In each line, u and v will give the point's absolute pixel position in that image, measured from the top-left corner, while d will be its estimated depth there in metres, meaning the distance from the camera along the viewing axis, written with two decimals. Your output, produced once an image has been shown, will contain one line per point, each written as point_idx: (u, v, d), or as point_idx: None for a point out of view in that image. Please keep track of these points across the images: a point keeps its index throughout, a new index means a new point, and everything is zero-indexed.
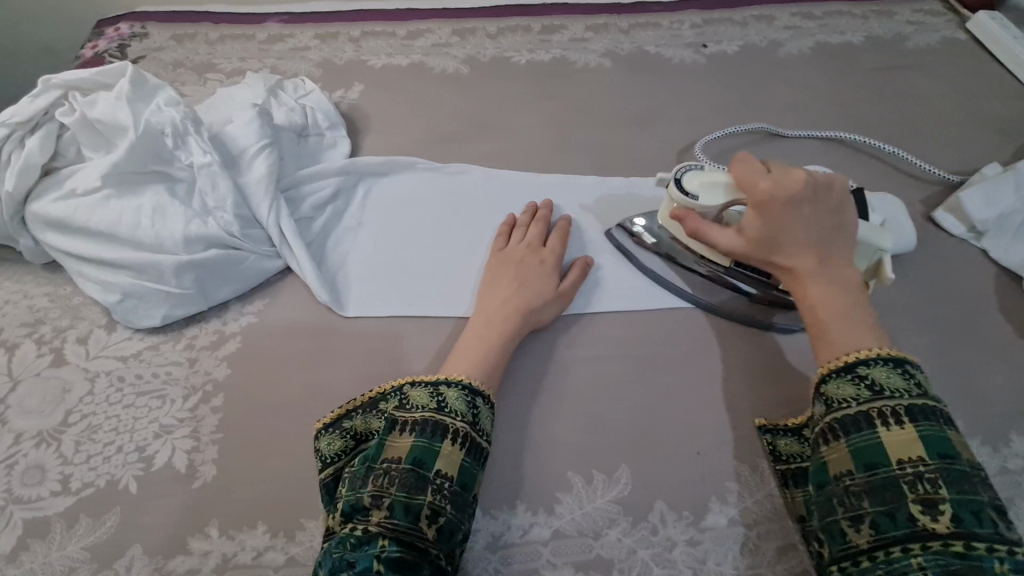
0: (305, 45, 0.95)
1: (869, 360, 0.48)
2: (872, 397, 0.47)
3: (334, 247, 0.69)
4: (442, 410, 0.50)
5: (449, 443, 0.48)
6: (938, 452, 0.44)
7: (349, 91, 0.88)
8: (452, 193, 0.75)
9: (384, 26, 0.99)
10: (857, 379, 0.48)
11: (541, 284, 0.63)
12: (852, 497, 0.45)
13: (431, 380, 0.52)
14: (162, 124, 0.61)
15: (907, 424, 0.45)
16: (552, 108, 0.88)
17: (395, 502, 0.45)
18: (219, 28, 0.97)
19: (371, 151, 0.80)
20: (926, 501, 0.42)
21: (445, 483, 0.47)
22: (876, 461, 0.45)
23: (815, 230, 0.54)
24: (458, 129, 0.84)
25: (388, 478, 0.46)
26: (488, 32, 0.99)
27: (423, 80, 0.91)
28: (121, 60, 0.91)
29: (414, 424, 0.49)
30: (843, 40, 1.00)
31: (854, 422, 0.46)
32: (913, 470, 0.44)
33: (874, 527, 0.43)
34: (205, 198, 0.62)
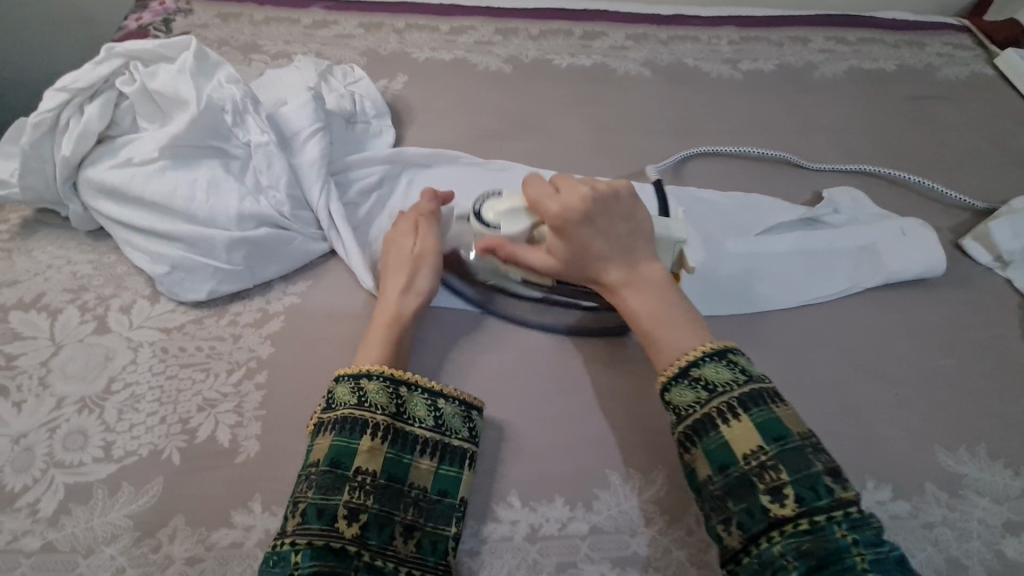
0: (350, 33, 0.96)
1: (699, 360, 0.51)
2: (710, 397, 0.49)
3: (377, 233, 0.70)
4: (361, 405, 0.51)
5: (367, 438, 0.50)
6: (773, 435, 0.47)
7: (392, 81, 0.89)
8: (494, 189, 0.76)
9: (428, 20, 0.99)
10: (693, 382, 0.50)
11: (397, 267, 0.62)
12: (717, 501, 0.47)
13: (353, 373, 0.53)
14: (223, 101, 0.62)
15: (742, 414, 0.48)
16: (591, 112, 0.89)
17: (310, 505, 0.46)
18: (263, 10, 0.97)
19: (415, 143, 0.81)
20: (772, 488, 0.45)
21: (368, 478, 0.49)
22: (726, 460, 0.47)
23: (609, 235, 0.57)
24: (499, 126, 0.85)
25: (307, 481, 0.48)
26: (530, 34, 1.00)
27: (465, 76, 0.91)
28: (166, 34, 0.91)
29: (334, 423, 0.50)
30: (876, 66, 1.03)
31: (702, 426, 0.49)
32: (756, 460, 0.46)
33: (740, 526, 0.45)
34: (259, 175, 0.62)
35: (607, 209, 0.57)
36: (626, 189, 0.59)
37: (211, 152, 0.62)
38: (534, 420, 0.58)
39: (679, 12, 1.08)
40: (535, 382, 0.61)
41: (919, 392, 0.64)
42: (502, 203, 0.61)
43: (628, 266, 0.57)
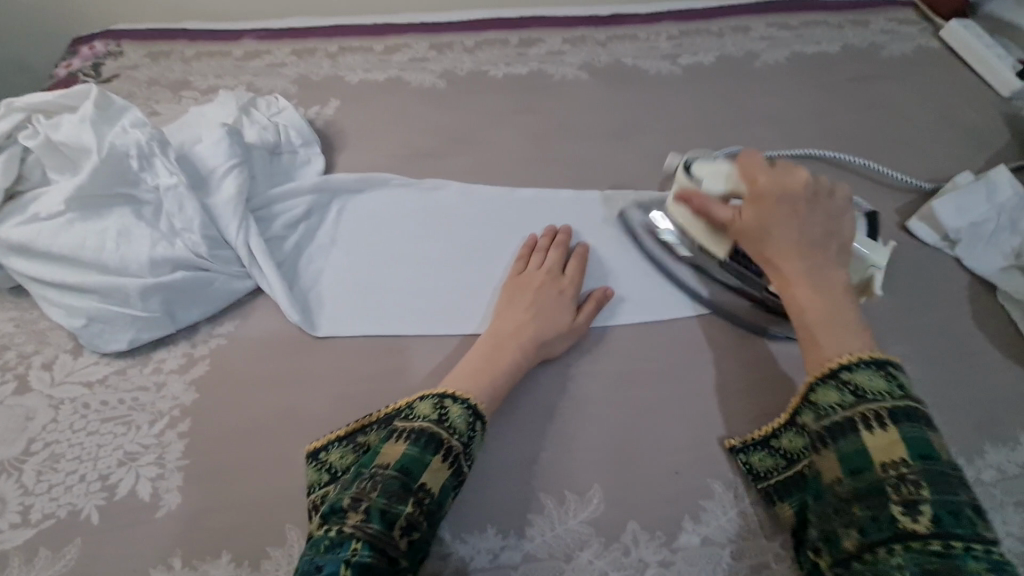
0: (282, 62, 0.95)
1: (854, 364, 0.47)
2: (858, 402, 0.45)
3: (306, 266, 0.69)
4: (440, 423, 0.50)
5: (440, 458, 0.48)
6: (918, 452, 0.42)
7: (324, 107, 0.88)
8: (427, 209, 0.75)
9: (361, 41, 0.98)
10: (841, 385, 0.46)
11: (552, 313, 0.62)
12: (840, 503, 0.43)
13: (437, 395, 0.53)
14: (127, 146, 0.61)
15: (890, 426, 0.43)
16: (528, 121, 0.88)
17: (373, 506, 0.44)
18: (194, 45, 0.96)
19: (346, 168, 0.80)
20: (908, 502, 0.40)
21: (427, 497, 0.47)
22: (861, 465, 0.43)
23: (803, 234, 0.55)
24: (434, 143, 0.84)
25: (372, 481, 0.46)
26: (465, 47, 0.99)
27: (400, 94, 0.90)
28: (95, 79, 0.91)
29: (411, 432, 0.49)
30: (819, 50, 1.01)
31: (840, 427, 0.45)
32: (896, 472, 0.42)
33: (859, 531, 0.42)
34: (172, 219, 0.61)
35: (813, 203, 0.56)
36: (843, 192, 0.57)
37: (121, 200, 0.61)
38: None
39: (619, 10, 1.07)
40: None
41: None
42: (710, 165, 0.62)
43: (811, 260, 0.54)
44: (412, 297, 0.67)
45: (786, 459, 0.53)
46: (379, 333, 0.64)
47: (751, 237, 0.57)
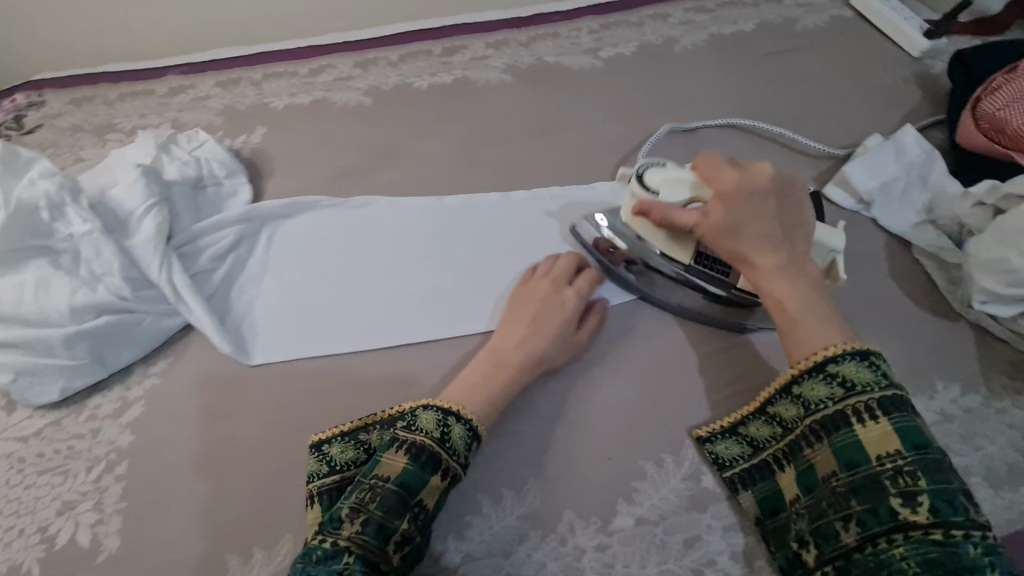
0: (206, 95, 0.95)
1: (839, 356, 0.48)
2: (846, 397, 0.47)
3: (238, 296, 0.69)
4: (442, 442, 0.51)
5: (438, 477, 0.50)
6: (912, 443, 0.44)
7: (251, 136, 0.88)
8: (358, 228, 0.75)
9: (285, 66, 0.99)
10: (829, 378, 0.48)
11: (558, 324, 0.60)
12: (838, 497, 0.45)
13: (442, 407, 0.53)
14: (36, 199, 0.61)
15: (881, 418, 0.45)
16: (454, 129, 0.89)
17: (371, 518, 0.46)
18: (117, 88, 0.96)
19: (275, 195, 0.81)
20: (906, 493, 0.42)
21: (421, 512, 0.48)
22: (856, 459, 0.45)
23: (773, 229, 0.54)
24: (360, 161, 0.84)
25: (371, 493, 0.48)
26: (390, 61, 0.98)
27: (325, 116, 0.91)
28: (18, 132, 0.90)
29: (412, 446, 0.50)
30: (736, 29, 1.03)
31: (832, 422, 0.47)
32: (892, 464, 0.43)
33: (860, 524, 0.43)
34: (91, 265, 0.62)
35: (781, 196, 0.55)
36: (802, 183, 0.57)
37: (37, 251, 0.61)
38: None
39: (540, 9, 1.07)
40: None
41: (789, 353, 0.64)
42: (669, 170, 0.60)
43: (781, 255, 0.54)
44: (345, 315, 0.68)
45: (752, 446, 0.55)
46: (314, 354, 0.65)
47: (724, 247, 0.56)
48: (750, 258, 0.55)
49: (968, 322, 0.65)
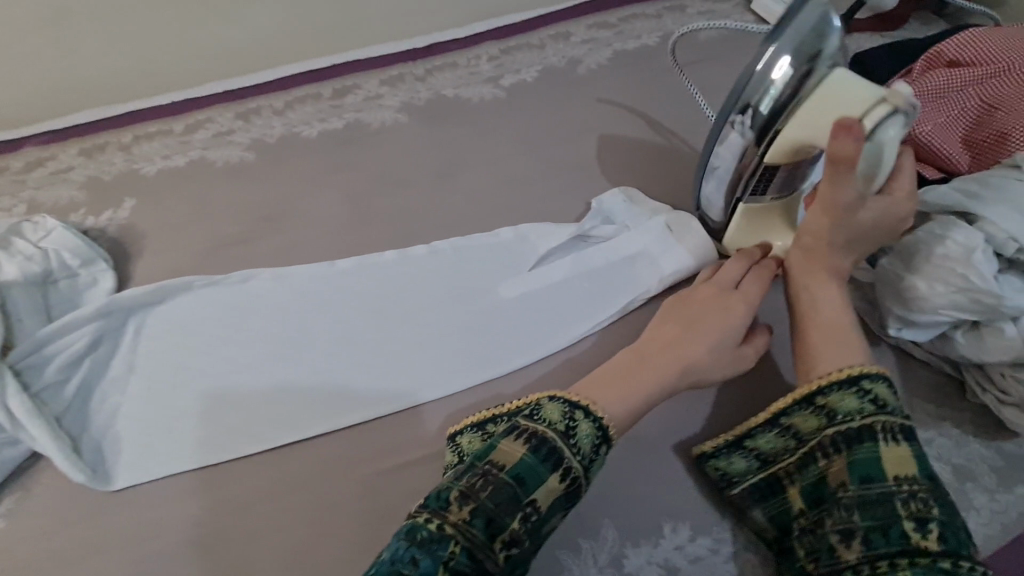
0: (65, 167, 0.84)
1: (870, 376, 0.50)
2: (873, 413, 0.48)
3: (99, 407, 0.61)
4: (568, 437, 0.48)
5: (556, 477, 0.46)
6: (926, 472, 0.44)
7: (117, 210, 0.79)
8: (239, 307, 0.68)
9: (157, 125, 0.88)
10: (862, 393, 0.49)
11: (717, 335, 0.57)
12: (843, 511, 0.45)
13: (569, 400, 0.51)
14: None
15: (902, 442, 0.46)
16: (346, 181, 0.82)
17: (482, 509, 0.43)
18: None
19: (144, 279, 0.72)
20: (917, 517, 0.42)
21: (534, 513, 0.45)
22: (871, 474, 0.45)
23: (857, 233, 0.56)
24: (243, 228, 0.77)
25: (484, 480, 0.45)
26: (275, 109, 0.90)
27: (203, 178, 0.82)
28: None
29: (533, 436, 0.47)
30: (639, 44, 0.99)
31: (855, 435, 0.47)
32: (908, 487, 0.44)
33: (862, 541, 0.43)
34: None
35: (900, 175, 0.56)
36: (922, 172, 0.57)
37: None
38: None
39: (436, 37, 1.01)
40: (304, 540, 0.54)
41: (710, 401, 0.60)
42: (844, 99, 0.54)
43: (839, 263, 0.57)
44: (224, 416, 0.61)
45: (761, 459, 0.53)
46: (187, 469, 0.58)
47: (805, 264, 0.58)
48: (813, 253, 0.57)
49: (887, 343, 0.63)
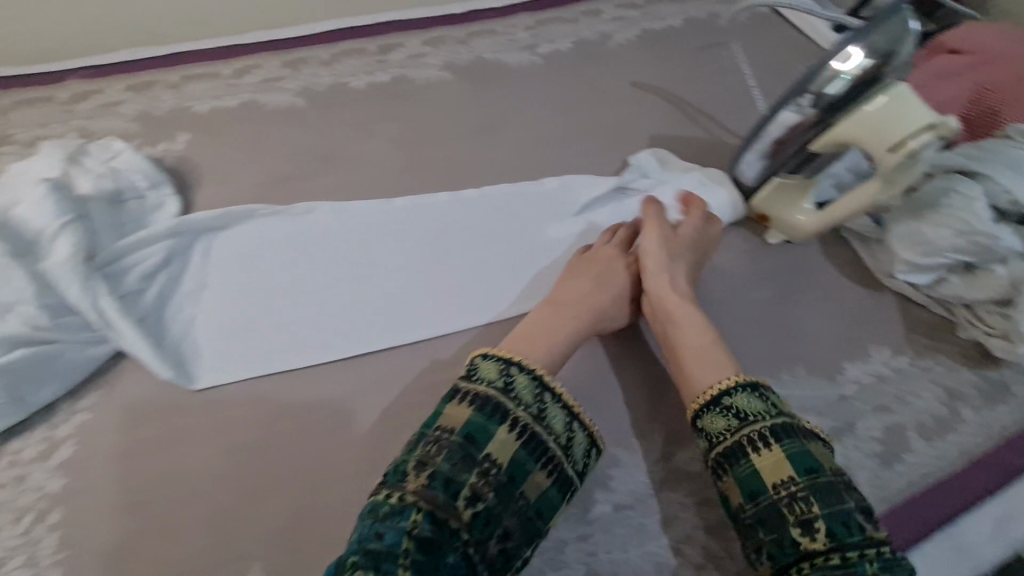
0: (399, 42, 1.09)
1: (730, 391, 0.56)
2: (741, 426, 0.54)
3: (310, 258, 0.76)
4: (507, 392, 0.55)
5: (504, 429, 0.53)
6: (805, 467, 0.50)
7: (399, 103, 0.99)
8: (444, 207, 0.81)
9: (394, 38, 1.09)
10: (725, 410, 0.56)
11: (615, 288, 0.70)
12: (749, 530, 0.51)
13: (501, 357, 0.58)
14: (133, 187, 0.76)
15: (774, 446, 0.52)
16: (583, 127, 0.95)
17: (438, 473, 0.49)
18: (185, 68, 1.00)
19: (400, 154, 0.90)
20: (803, 522, 0.48)
21: (494, 469, 0.51)
22: (756, 490, 0.51)
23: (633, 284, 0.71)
24: (490, 138, 0.93)
25: (436, 447, 0.51)
26: (463, 46, 1.10)
27: (466, 94, 1.01)
28: (126, 96, 0.95)
29: (473, 399, 0.54)
30: None
31: (732, 454, 0.53)
32: (786, 492, 0.49)
33: (772, 556, 0.49)
34: (150, 266, 0.70)
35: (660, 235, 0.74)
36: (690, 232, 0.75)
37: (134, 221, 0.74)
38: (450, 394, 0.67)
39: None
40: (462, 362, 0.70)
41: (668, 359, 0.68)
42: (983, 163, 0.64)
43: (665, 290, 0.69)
44: (413, 280, 0.75)
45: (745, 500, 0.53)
46: (363, 335, 0.70)
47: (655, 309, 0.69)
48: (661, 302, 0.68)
49: None
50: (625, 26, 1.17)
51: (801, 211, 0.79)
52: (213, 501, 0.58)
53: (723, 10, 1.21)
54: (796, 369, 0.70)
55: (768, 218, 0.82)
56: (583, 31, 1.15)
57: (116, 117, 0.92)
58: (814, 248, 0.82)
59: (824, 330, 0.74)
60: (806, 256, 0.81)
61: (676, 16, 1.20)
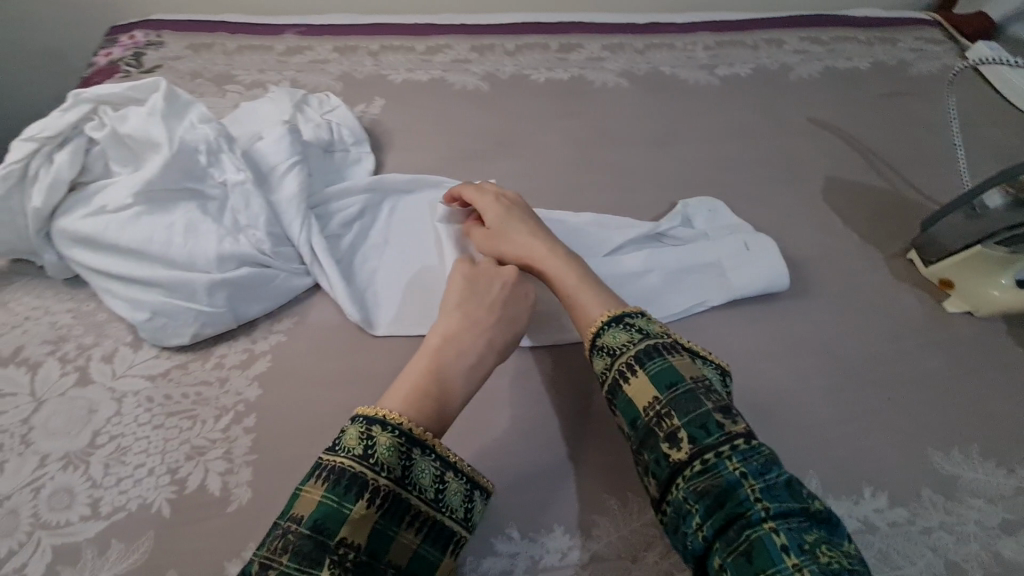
0: (578, 43, 1.11)
1: (602, 327, 0.58)
2: (614, 359, 0.56)
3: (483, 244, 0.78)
4: (366, 460, 0.46)
5: (361, 505, 0.45)
6: (666, 383, 0.52)
7: (571, 101, 1.01)
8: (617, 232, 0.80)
9: (574, 39, 1.11)
10: (599, 349, 0.58)
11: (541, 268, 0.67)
12: (640, 459, 0.52)
13: (368, 417, 0.49)
14: (343, 137, 0.83)
15: (638, 368, 0.54)
16: (754, 161, 0.94)
17: (284, 573, 0.42)
18: (381, 40, 1.07)
19: (572, 157, 0.93)
20: (669, 434, 0.50)
21: (349, 553, 0.44)
22: (633, 415, 0.53)
23: (531, 242, 0.69)
24: (659, 155, 0.94)
25: (284, 540, 0.43)
26: (639, 51, 1.10)
27: (638, 103, 1.01)
28: (329, 58, 1.03)
29: (330, 473, 0.46)
30: None
31: (615, 390, 0.55)
32: (654, 411, 0.51)
33: (653, 476, 0.50)
34: (349, 215, 0.77)
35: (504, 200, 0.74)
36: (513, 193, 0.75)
37: (340, 170, 0.82)
38: (607, 391, 0.67)
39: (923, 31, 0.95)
40: None
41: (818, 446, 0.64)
42: None
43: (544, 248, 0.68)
44: None
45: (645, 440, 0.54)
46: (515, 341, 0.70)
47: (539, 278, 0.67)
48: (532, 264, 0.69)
49: None
50: (808, 59, 1.11)
51: (997, 286, 0.74)
52: None
53: (916, 58, 1.12)
54: (970, 449, 0.66)
55: (955, 285, 0.77)
56: (763, 59, 1.11)
57: (324, 74, 1.00)
58: (1000, 328, 0.77)
59: (1004, 413, 0.69)
60: (988, 332, 0.76)
61: (864, 58, 1.12)
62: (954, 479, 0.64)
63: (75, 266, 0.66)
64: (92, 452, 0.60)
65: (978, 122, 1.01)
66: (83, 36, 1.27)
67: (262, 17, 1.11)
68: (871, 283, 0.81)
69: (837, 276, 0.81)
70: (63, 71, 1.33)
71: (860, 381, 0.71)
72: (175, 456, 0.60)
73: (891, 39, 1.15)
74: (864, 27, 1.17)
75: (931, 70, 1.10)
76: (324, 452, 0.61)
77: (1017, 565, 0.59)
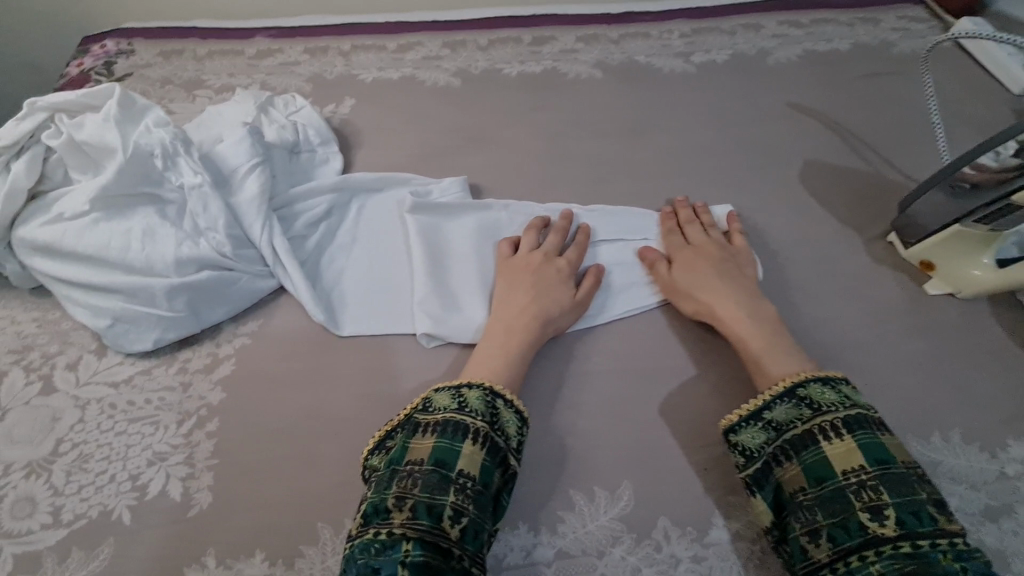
0: (552, 36, 1.09)
1: (806, 382, 0.58)
2: (814, 415, 0.55)
3: (446, 243, 0.76)
4: (461, 410, 0.56)
5: (469, 443, 0.54)
6: (875, 458, 0.52)
7: (543, 93, 1.00)
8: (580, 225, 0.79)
9: (547, 32, 1.10)
10: (799, 401, 0.57)
11: (563, 292, 0.68)
12: (808, 513, 0.52)
13: (453, 385, 0.59)
14: (308, 138, 0.83)
15: (845, 435, 0.53)
16: (729, 146, 0.93)
17: (417, 502, 0.50)
18: (351, 40, 1.06)
19: (543, 149, 0.91)
20: (872, 509, 0.50)
21: (468, 482, 0.52)
22: (825, 475, 0.52)
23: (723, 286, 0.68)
24: (631, 142, 0.93)
25: (410, 479, 0.52)
26: (611, 40, 1.09)
27: (610, 95, 1.00)
28: (300, 60, 1.03)
29: (434, 426, 0.55)
30: None
31: (803, 442, 0.54)
32: (856, 479, 0.51)
33: (831, 539, 0.50)
34: (314, 216, 0.76)
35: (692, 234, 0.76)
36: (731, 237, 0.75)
37: (306, 172, 0.81)
38: (573, 384, 0.67)
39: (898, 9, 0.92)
40: (586, 352, 0.69)
41: None
42: None
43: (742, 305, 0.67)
44: None
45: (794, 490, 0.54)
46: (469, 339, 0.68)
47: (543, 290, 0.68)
48: (542, 278, 0.69)
49: None
50: (787, 43, 1.09)
51: (977, 266, 0.72)
52: (345, 444, 0.61)
53: (898, 38, 1.10)
54: (951, 434, 0.64)
55: (935, 267, 0.75)
56: (740, 45, 1.09)
57: (294, 76, 1.00)
58: (984, 310, 0.74)
59: (987, 397, 0.67)
60: (971, 315, 0.74)
61: (844, 40, 1.09)
62: (934, 465, 0.62)
63: (37, 274, 0.67)
64: (55, 460, 0.60)
65: (963, 100, 0.99)
66: (62, 45, 1.28)
67: (233, 21, 1.11)
68: (850, 268, 0.79)
69: (815, 261, 0.79)
70: (44, 80, 1.35)
71: (836, 366, 0.70)
72: (137, 462, 0.60)
73: (873, 19, 1.13)
74: (845, 8, 1.14)
75: (914, 49, 1.08)
76: (285, 456, 0.61)
77: (998, 551, 0.57)
